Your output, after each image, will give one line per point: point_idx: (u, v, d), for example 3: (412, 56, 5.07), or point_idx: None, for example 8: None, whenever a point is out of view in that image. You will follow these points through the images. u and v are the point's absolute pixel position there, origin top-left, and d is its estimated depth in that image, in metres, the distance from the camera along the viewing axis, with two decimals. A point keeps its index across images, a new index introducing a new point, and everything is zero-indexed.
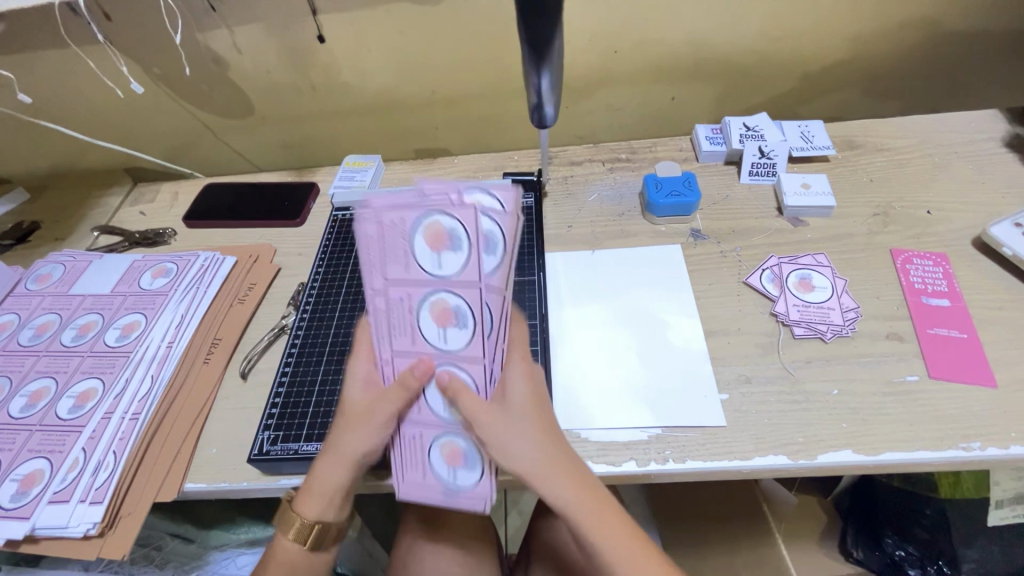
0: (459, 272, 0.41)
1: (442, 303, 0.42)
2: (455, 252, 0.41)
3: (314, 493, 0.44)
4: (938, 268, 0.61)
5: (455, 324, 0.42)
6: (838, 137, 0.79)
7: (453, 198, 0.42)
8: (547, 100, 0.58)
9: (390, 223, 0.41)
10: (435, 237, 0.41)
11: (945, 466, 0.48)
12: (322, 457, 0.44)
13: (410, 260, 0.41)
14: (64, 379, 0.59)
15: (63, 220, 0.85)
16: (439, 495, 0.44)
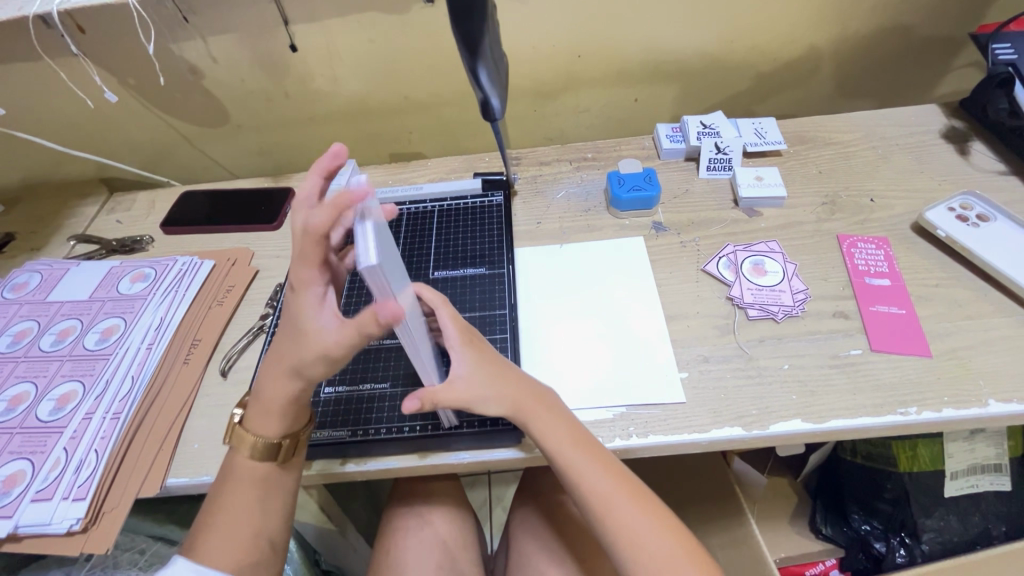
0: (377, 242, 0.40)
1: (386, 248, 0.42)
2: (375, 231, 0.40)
3: (265, 409, 0.48)
4: (880, 250, 0.66)
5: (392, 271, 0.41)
6: (790, 132, 0.83)
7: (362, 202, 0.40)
8: (492, 93, 0.60)
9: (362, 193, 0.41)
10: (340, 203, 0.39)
11: (886, 430, 0.52)
12: (268, 374, 0.48)
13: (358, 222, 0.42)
14: (43, 383, 0.60)
15: (39, 231, 0.86)
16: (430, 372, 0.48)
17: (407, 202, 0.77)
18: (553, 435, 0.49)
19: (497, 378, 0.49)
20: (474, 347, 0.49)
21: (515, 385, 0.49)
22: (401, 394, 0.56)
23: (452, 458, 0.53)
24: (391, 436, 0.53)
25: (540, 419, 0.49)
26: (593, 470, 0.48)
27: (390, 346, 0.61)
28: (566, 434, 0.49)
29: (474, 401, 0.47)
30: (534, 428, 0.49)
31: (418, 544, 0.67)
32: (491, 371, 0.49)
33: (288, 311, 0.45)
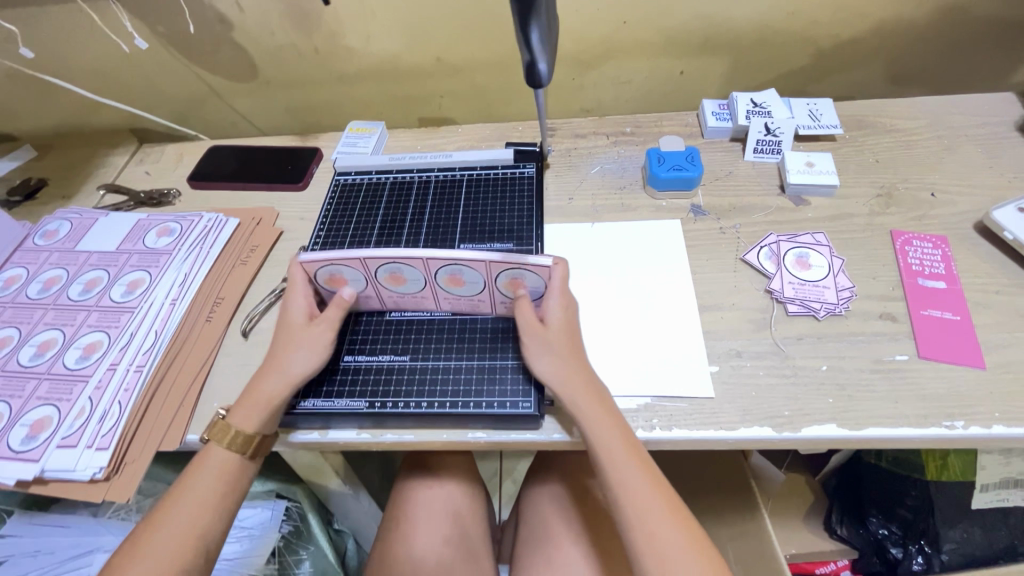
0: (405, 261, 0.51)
1: (395, 274, 0.53)
2: (402, 282, 0.54)
3: (254, 402, 0.49)
4: (938, 250, 0.61)
5: (404, 282, 0.54)
6: (847, 116, 0.77)
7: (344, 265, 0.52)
8: (540, 58, 0.57)
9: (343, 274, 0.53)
10: (338, 281, 0.54)
11: (927, 442, 0.49)
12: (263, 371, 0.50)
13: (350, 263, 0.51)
14: (71, 331, 0.61)
15: (71, 178, 0.86)
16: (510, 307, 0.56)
17: (435, 168, 0.74)
18: (601, 425, 0.46)
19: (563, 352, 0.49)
20: (564, 295, 0.51)
21: (575, 367, 0.49)
22: (420, 368, 0.55)
23: (468, 438, 0.52)
24: (410, 410, 0.52)
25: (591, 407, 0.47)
26: (633, 469, 0.45)
27: (413, 319, 0.59)
28: (617, 430, 0.47)
29: (537, 353, 0.49)
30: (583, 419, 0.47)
31: (432, 518, 0.67)
32: (558, 345, 0.49)
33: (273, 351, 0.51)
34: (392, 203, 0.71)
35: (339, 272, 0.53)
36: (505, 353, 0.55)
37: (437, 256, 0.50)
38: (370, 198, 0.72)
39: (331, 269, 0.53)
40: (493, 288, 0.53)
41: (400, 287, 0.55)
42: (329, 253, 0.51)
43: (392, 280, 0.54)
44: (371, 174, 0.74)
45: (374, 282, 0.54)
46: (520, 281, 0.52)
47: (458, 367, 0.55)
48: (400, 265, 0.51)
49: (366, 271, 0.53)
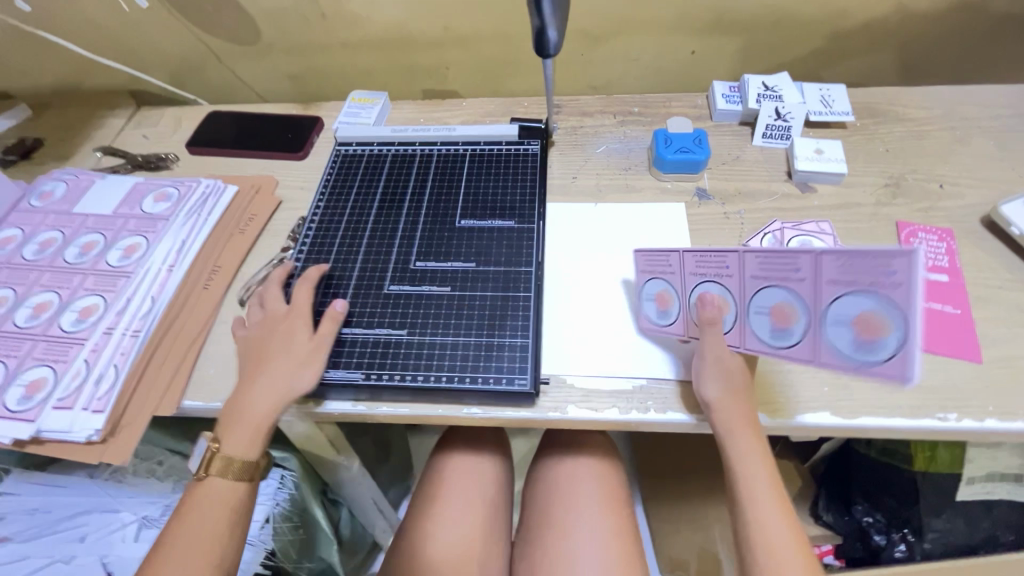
0: (800, 293, 0.41)
1: (720, 303, 0.48)
2: (798, 328, 0.42)
3: (241, 423, 0.48)
4: (942, 243, 0.61)
5: (786, 324, 0.43)
6: (859, 103, 0.76)
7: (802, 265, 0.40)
8: (550, 23, 0.55)
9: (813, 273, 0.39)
10: (865, 327, 0.36)
11: (920, 433, 0.50)
12: (253, 379, 0.49)
13: (786, 280, 0.42)
14: (67, 294, 0.61)
15: (69, 139, 0.85)
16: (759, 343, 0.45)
17: (438, 141, 0.72)
18: (745, 431, 0.46)
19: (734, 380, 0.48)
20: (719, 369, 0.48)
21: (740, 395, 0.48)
22: (418, 343, 0.53)
23: (463, 413, 0.51)
24: (405, 384, 0.51)
25: (738, 407, 0.47)
26: (763, 472, 0.45)
27: (412, 293, 0.57)
28: (760, 442, 0.46)
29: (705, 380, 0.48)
30: (738, 437, 0.46)
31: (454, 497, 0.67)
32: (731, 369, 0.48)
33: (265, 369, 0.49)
34: (393, 175, 0.69)
35: (866, 308, 0.36)
36: (503, 332, 0.54)
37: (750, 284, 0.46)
38: (370, 168, 0.70)
39: (878, 305, 0.35)
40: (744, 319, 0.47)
41: (793, 330, 0.42)
42: (777, 267, 0.43)
43: (800, 323, 0.41)
44: (372, 145, 0.73)
45: (816, 331, 0.40)
46: (672, 301, 0.53)
47: (455, 343, 0.53)
48: (715, 283, 0.49)
49: (805, 304, 0.41)
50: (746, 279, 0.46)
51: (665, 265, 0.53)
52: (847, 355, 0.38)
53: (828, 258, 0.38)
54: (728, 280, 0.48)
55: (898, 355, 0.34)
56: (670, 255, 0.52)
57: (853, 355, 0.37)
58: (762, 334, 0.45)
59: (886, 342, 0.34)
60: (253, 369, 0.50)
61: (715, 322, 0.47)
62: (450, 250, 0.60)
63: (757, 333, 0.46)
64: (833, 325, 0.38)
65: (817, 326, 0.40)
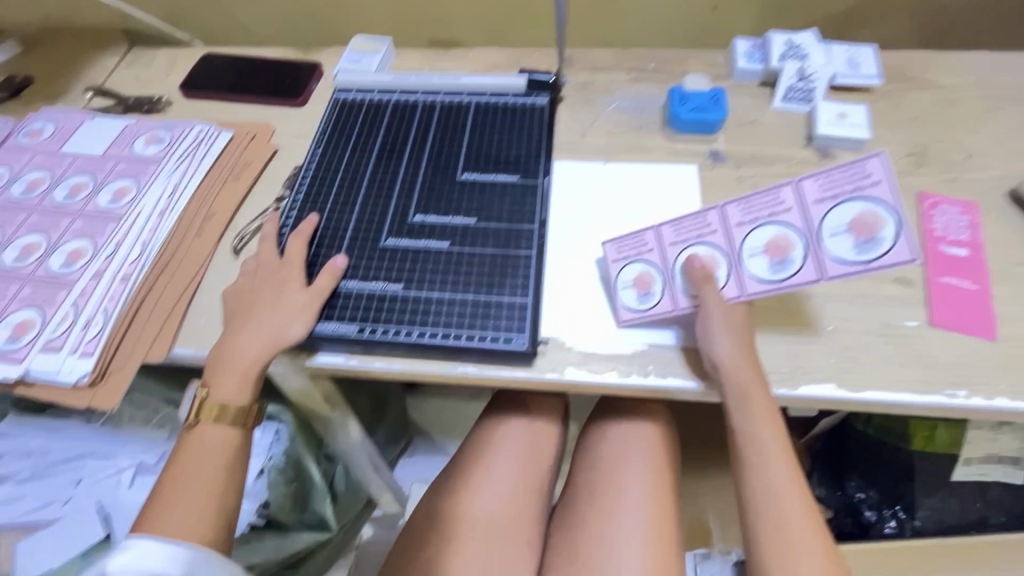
0: (788, 221, 0.46)
1: (710, 258, 0.49)
2: (796, 256, 0.46)
3: (231, 372, 0.47)
4: (965, 217, 0.58)
5: (783, 256, 0.47)
6: (887, 66, 0.72)
7: (784, 197, 0.47)
8: None
9: (792, 202, 0.46)
10: (861, 227, 0.43)
11: (926, 409, 0.48)
12: (241, 329, 0.48)
13: (775, 214, 0.47)
14: (55, 236, 0.59)
15: (58, 77, 0.82)
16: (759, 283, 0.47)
17: (441, 91, 0.68)
18: (756, 396, 0.46)
19: (743, 344, 0.47)
20: (731, 334, 0.47)
21: (751, 359, 0.47)
22: (414, 297, 0.52)
23: (457, 371, 0.49)
24: (399, 338, 0.50)
25: (750, 372, 0.46)
26: (771, 434, 0.46)
27: (409, 247, 0.55)
28: (768, 407, 0.46)
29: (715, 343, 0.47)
30: (749, 401, 0.46)
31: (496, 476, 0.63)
32: (738, 329, 0.47)
33: (255, 317, 0.48)
34: (393, 125, 0.66)
35: (858, 210, 0.43)
36: (502, 290, 0.52)
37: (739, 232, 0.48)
38: (370, 117, 0.67)
39: (870, 206, 0.43)
40: (737, 268, 0.48)
41: (794, 257, 0.46)
42: (762, 205, 0.47)
43: (799, 249, 0.46)
44: (372, 93, 0.69)
45: (816, 250, 0.45)
46: (654, 280, 0.51)
47: (453, 299, 0.52)
48: (703, 244, 0.50)
49: (803, 228, 0.46)
50: (736, 231, 0.49)
51: (641, 245, 0.52)
52: (849, 259, 0.44)
53: (810, 181, 0.45)
54: (712, 237, 0.50)
55: (898, 238, 0.42)
56: (644, 234, 0.52)
57: (857, 255, 0.44)
58: (762, 272, 0.47)
59: (884, 233, 0.42)
60: (241, 320, 0.49)
61: (710, 277, 0.48)
62: (451, 205, 0.58)
63: (755, 277, 0.48)
64: (832, 238, 0.44)
65: (817, 244, 0.45)
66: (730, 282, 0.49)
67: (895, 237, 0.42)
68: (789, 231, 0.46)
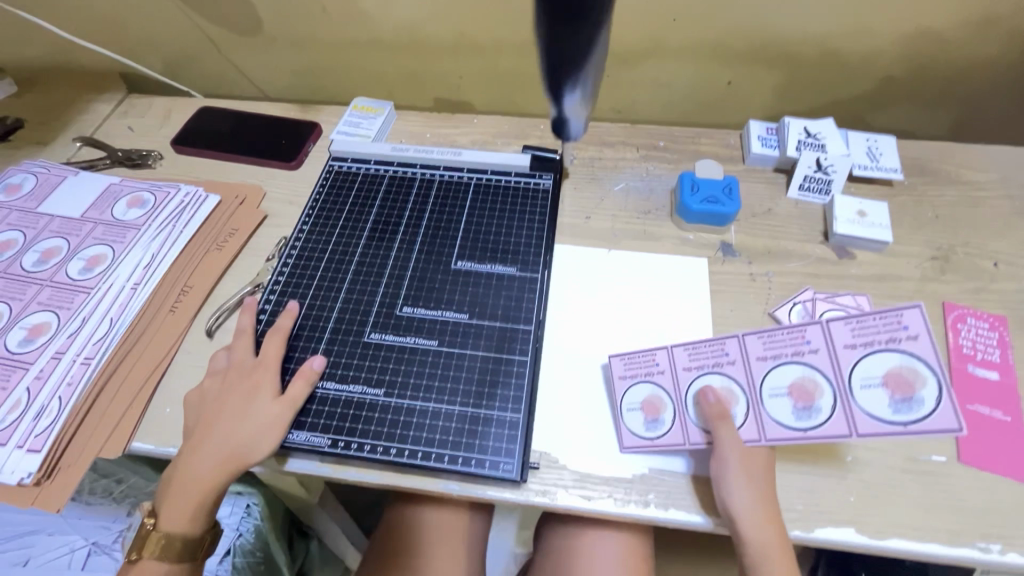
0: (813, 364, 0.44)
1: (726, 392, 0.46)
2: (823, 403, 0.43)
3: (184, 492, 0.43)
4: (994, 333, 0.54)
5: (809, 400, 0.43)
6: (908, 158, 0.69)
7: (808, 338, 0.44)
8: (572, 116, 0.55)
9: (818, 344, 0.44)
10: (898, 383, 0.40)
11: (956, 563, 0.44)
12: (200, 447, 0.44)
13: (799, 353, 0.44)
14: (18, 307, 0.55)
15: (49, 123, 0.79)
16: (783, 428, 0.43)
17: (441, 165, 0.65)
18: (774, 552, 0.42)
19: (763, 493, 0.43)
20: (750, 482, 0.43)
21: (770, 510, 0.43)
22: (396, 405, 0.48)
23: (439, 492, 0.45)
24: (374, 455, 0.45)
25: (769, 525, 0.42)
26: None
27: (394, 345, 0.51)
28: (787, 562, 0.42)
29: (732, 493, 0.43)
30: (767, 558, 0.42)
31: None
32: (756, 476, 0.43)
33: (216, 430, 0.44)
34: (389, 201, 0.62)
35: (894, 364, 0.40)
36: (492, 401, 0.48)
37: (760, 367, 0.46)
38: (365, 191, 0.63)
39: (906, 362, 0.40)
40: (757, 407, 0.45)
41: (821, 405, 0.43)
42: (784, 341, 0.45)
43: (826, 396, 0.43)
44: (370, 163, 0.66)
45: (846, 400, 0.42)
46: (664, 406, 0.48)
47: (438, 409, 0.47)
48: (719, 375, 0.47)
49: (831, 374, 0.43)
50: (756, 365, 0.46)
51: (651, 365, 0.49)
52: (884, 417, 0.40)
53: (840, 325, 0.43)
54: (729, 368, 0.47)
55: (940, 401, 0.38)
56: (656, 353, 0.50)
57: (893, 414, 0.40)
58: (785, 417, 0.44)
59: (924, 394, 0.39)
60: (201, 434, 0.45)
61: (726, 415, 0.45)
62: (443, 297, 0.54)
63: (777, 420, 0.44)
64: (863, 390, 0.41)
65: (847, 393, 0.42)
66: (748, 421, 0.45)
67: (937, 401, 0.39)
68: (815, 375, 0.43)
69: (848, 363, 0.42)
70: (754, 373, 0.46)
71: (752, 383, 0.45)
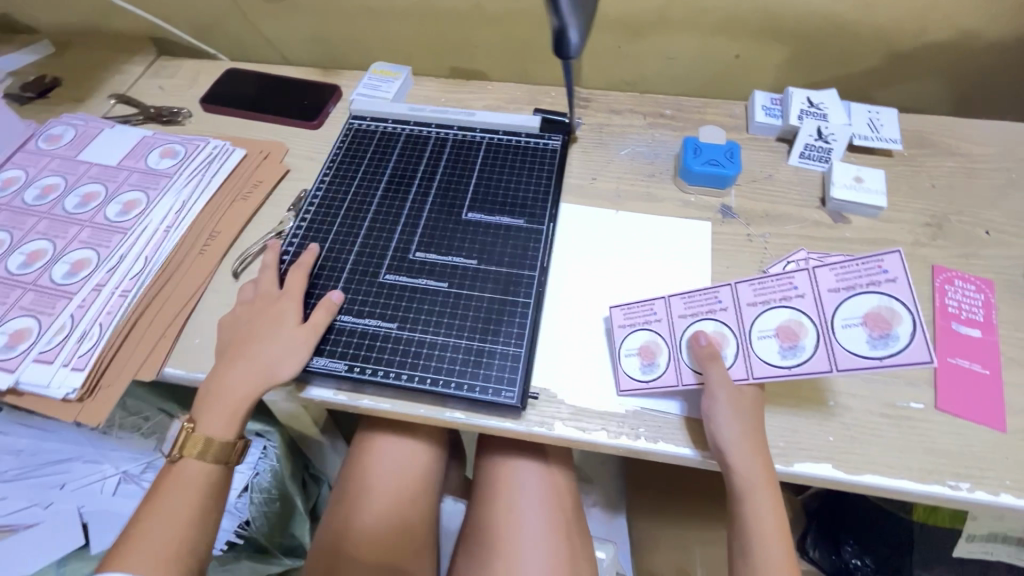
0: (800, 308, 0.46)
1: (717, 335, 0.49)
2: (809, 344, 0.45)
3: (218, 408, 0.48)
4: (980, 295, 0.56)
5: (794, 341, 0.46)
6: (909, 131, 0.70)
7: (796, 283, 0.47)
8: (571, 25, 0.52)
9: (806, 289, 0.46)
10: (877, 321, 0.43)
11: (926, 499, 0.47)
12: (232, 366, 0.48)
13: (788, 297, 0.47)
14: (61, 244, 0.60)
15: (85, 82, 0.83)
16: (770, 368, 0.46)
17: (455, 126, 0.68)
18: (761, 482, 0.45)
19: (752, 430, 0.46)
20: (738, 418, 0.46)
21: (758, 446, 0.46)
22: (408, 337, 0.51)
23: (446, 415, 0.49)
24: (388, 380, 0.49)
25: (757, 460, 0.45)
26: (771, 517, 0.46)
27: (407, 285, 0.55)
28: (770, 492, 0.45)
29: (723, 429, 0.46)
30: (753, 488, 0.45)
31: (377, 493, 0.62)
32: (746, 413, 0.46)
33: (245, 351, 0.49)
34: (404, 157, 0.66)
35: (873, 304, 0.43)
36: (497, 337, 0.52)
37: (751, 312, 0.48)
38: (382, 147, 0.67)
39: (885, 302, 0.43)
40: (746, 349, 0.47)
41: (806, 344, 0.45)
42: (773, 287, 0.47)
43: (809, 336, 0.45)
44: (387, 122, 0.69)
45: (829, 339, 0.44)
46: (660, 352, 0.50)
47: (447, 343, 0.51)
48: (712, 319, 0.50)
49: (814, 316, 0.45)
50: (747, 310, 0.48)
51: (648, 314, 0.52)
52: (862, 353, 0.43)
53: (825, 270, 0.45)
54: (721, 313, 0.49)
55: (915, 335, 0.41)
56: (653, 304, 0.52)
57: (871, 350, 0.43)
58: (771, 356, 0.46)
59: (900, 330, 0.42)
60: (233, 354, 0.49)
61: (717, 355, 0.47)
62: (453, 244, 0.58)
63: (765, 360, 0.46)
64: (845, 329, 0.44)
65: (829, 333, 0.44)
66: (737, 361, 0.48)
67: (912, 335, 0.41)
68: (801, 318, 0.46)
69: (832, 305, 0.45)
70: (744, 317, 0.48)
71: (742, 327, 0.48)
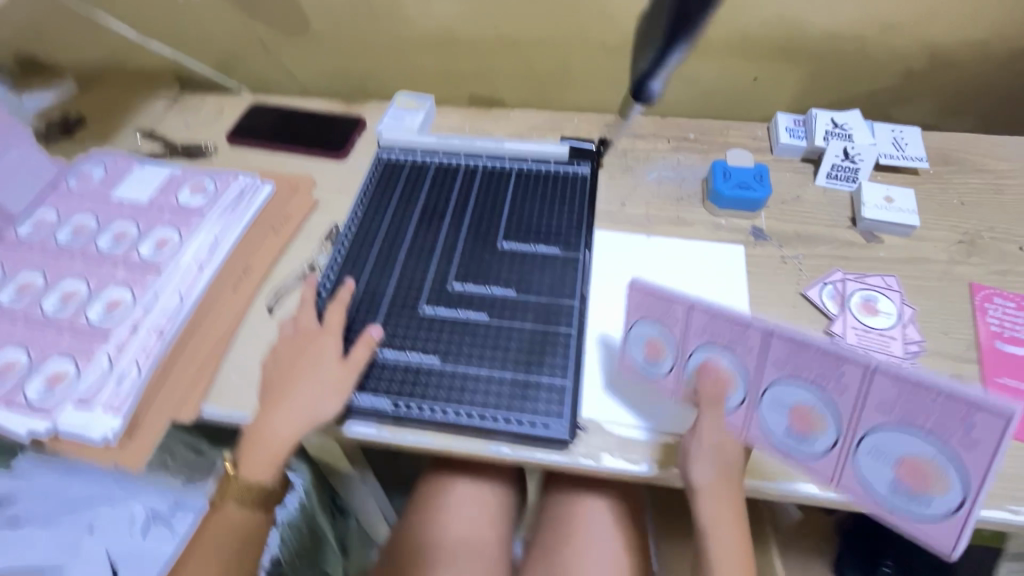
0: (834, 401, 0.38)
1: (725, 379, 0.42)
2: (820, 438, 0.40)
3: (262, 450, 0.48)
4: (1021, 312, 0.56)
5: (804, 428, 0.41)
6: (933, 148, 0.71)
7: (850, 370, 0.37)
8: (658, 75, 0.52)
9: (864, 392, 0.37)
10: (915, 472, 0.37)
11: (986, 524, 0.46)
12: (277, 407, 0.48)
13: (824, 385, 0.38)
14: (95, 283, 0.59)
15: (110, 119, 0.84)
16: (761, 439, 0.43)
17: (484, 155, 0.69)
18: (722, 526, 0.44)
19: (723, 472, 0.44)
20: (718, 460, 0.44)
21: (729, 489, 0.44)
22: (451, 371, 0.51)
23: (492, 450, 0.48)
24: (433, 415, 0.48)
25: (725, 502, 0.44)
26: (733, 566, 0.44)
27: (447, 317, 0.54)
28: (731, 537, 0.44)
29: (694, 465, 0.45)
30: (715, 530, 0.44)
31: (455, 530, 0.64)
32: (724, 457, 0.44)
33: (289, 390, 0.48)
34: (436, 188, 0.66)
35: (925, 457, 0.36)
36: (542, 368, 0.51)
37: (772, 372, 0.40)
38: (412, 178, 0.67)
39: (940, 463, 0.35)
40: (750, 412, 0.42)
41: (817, 439, 0.40)
42: (819, 358, 0.38)
43: (825, 434, 0.40)
44: (416, 153, 0.70)
45: (847, 449, 0.39)
46: (666, 352, 0.45)
47: (491, 376, 0.51)
48: (729, 354, 0.42)
49: (846, 422, 0.38)
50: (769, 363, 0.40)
51: (666, 312, 0.43)
52: (880, 488, 0.39)
53: (888, 382, 0.36)
54: (743, 352, 0.41)
55: (953, 507, 0.36)
56: (677, 304, 0.42)
57: (888, 493, 0.38)
58: (775, 427, 0.42)
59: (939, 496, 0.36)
60: (275, 394, 0.49)
61: (716, 402, 0.43)
62: (491, 274, 0.58)
63: (761, 424, 0.42)
64: (870, 455, 0.38)
65: (850, 449, 0.39)
66: (734, 416, 0.44)
67: (946, 509, 0.36)
68: (823, 411, 0.39)
69: (873, 426, 0.37)
70: (763, 373, 0.41)
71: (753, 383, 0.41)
